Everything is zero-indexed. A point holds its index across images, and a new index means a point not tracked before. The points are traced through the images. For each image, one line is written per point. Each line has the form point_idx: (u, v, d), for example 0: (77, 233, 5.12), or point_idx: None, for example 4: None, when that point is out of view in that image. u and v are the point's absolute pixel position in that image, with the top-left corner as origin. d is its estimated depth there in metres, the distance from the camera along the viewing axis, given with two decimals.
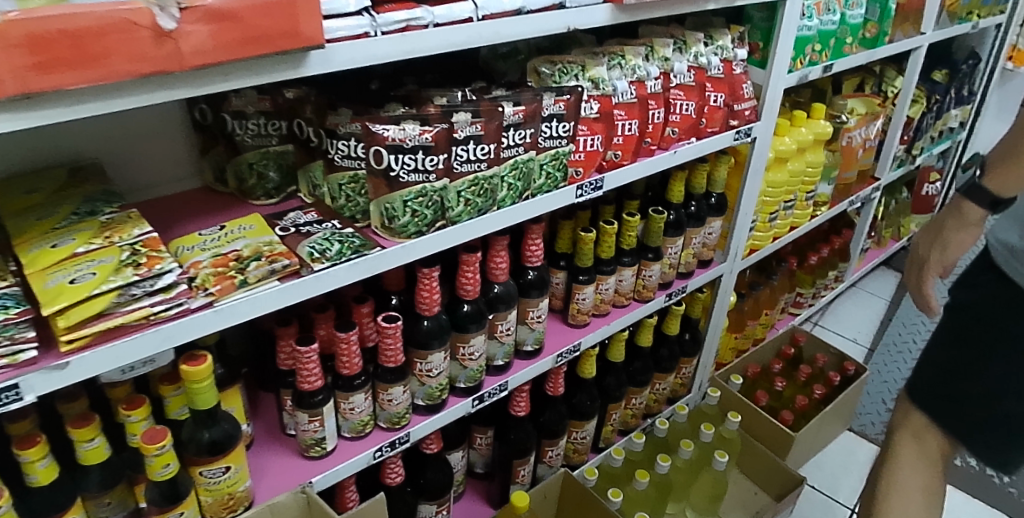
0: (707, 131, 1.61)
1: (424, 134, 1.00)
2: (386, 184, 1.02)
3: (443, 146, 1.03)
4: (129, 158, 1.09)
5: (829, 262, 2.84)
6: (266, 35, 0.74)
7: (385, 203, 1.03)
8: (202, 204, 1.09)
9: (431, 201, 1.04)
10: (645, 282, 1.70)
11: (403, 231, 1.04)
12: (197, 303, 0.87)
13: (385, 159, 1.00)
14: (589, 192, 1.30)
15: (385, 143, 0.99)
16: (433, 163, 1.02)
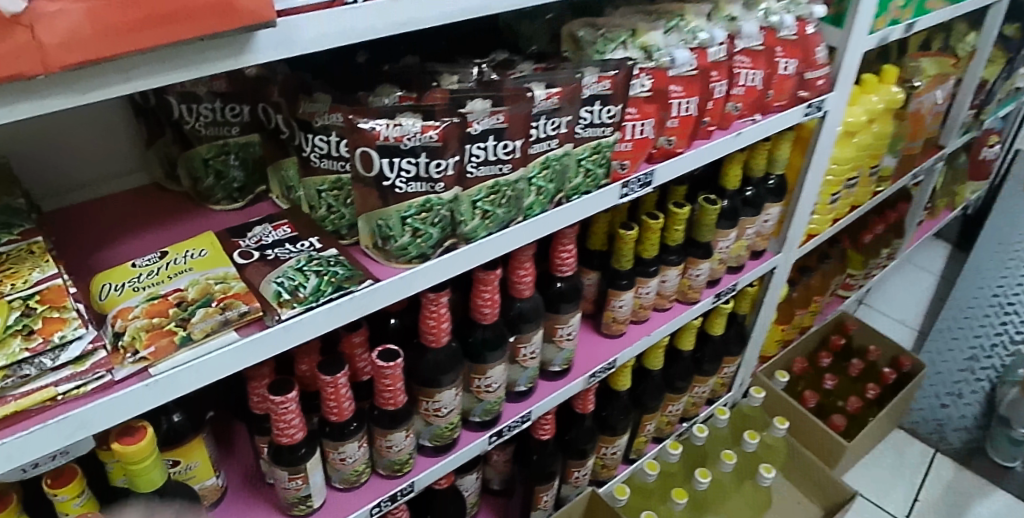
0: (773, 107, 1.35)
1: (426, 132, 0.74)
2: (378, 196, 0.77)
3: (455, 146, 0.77)
4: (52, 151, 0.85)
5: (883, 239, 2.56)
6: (184, 10, 0.47)
7: (377, 220, 0.78)
8: (144, 213, 0.85)
9: (437, 217, 0.80)
10: (691, 282, 1.46)
11: (402, 256, 0.80)
12: (124, 373, 0.64)
13: (376, 164, 0.75)
14: (637, 190, 1.05)
15: (375, 144, 0.74)
16: (441, 169, 0.77)
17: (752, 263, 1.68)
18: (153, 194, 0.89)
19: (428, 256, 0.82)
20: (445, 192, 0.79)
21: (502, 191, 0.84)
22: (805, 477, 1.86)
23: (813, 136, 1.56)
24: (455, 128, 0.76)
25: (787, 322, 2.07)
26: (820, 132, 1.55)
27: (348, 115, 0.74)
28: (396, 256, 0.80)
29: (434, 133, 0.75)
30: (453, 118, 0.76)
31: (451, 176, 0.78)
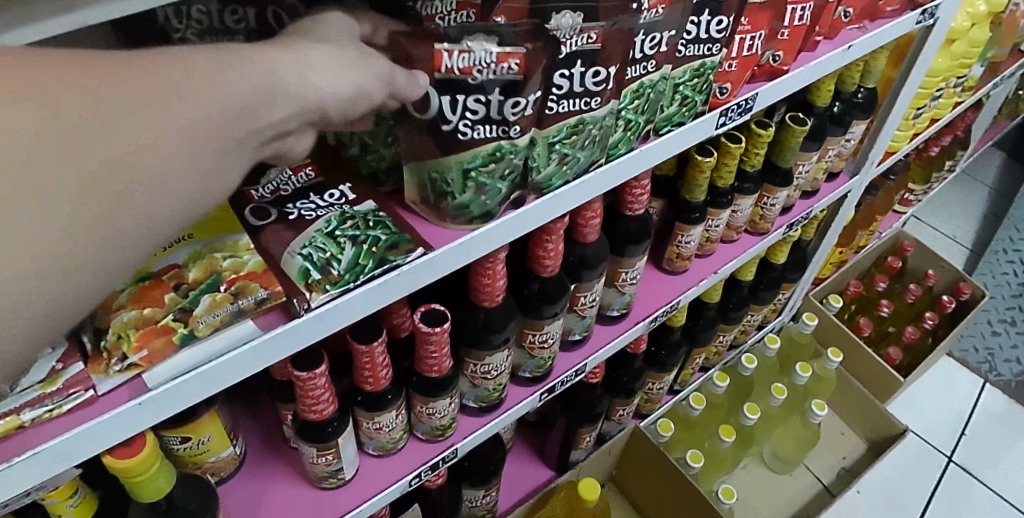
0: (884, 12, 1.12)
1: (504, 62, 0.55)
2: (434, 144, 0.59)
3: (539, 79, 0.58)
4: None
5: (948, 151, 2.34)
6: None
7: (430, 171, 0.61)
8: None
9: (508, 167, 0.62)
10: (764, 212, 1.28)
11: (461, 214, 0.64)
12: (109, 386, 0.52)
13: (434, 104, 0.56)
14: (736, 117, 0.85)
15: (435, 77, 0.55)
16: (517, 110, 0.58)
17: (827, 186, 1.50)
18: None
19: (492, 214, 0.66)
20: (520, 137, 0.61)
21: (590, 132, 0.66)
22: (854, 409, 1.75)
23: (914, 45, 1.33)
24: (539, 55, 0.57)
25: (848, 244, 1.90)
26: (925, 40, 1.32)
27: (399, 37, 0.55)
28: (451, 215, 0.64)
29: (514, 63, 0.56)
30: (538, 41, 0.57)
31: (529, 118, 0.60)
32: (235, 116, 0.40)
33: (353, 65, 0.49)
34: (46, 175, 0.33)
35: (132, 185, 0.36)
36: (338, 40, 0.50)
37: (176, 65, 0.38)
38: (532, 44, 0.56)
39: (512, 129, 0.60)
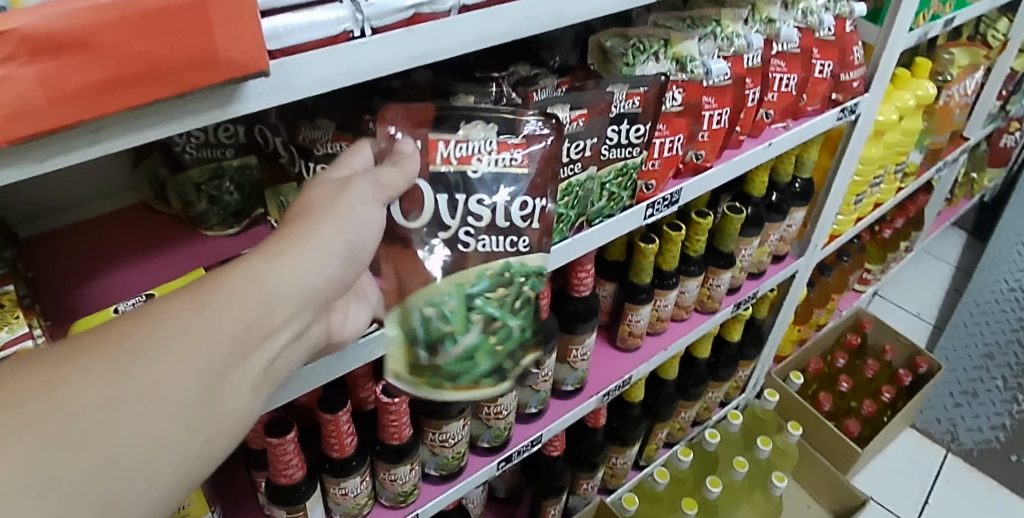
0: (806, 111, 1.27)
1: (503, 152, 0.71)
2: (433, 256, 0.69)
3: (541, 186, 0.73)
4: (48, 182, 0.82)
5: (903, 232, 2.46)
6: (152, 70, 0.41)
7: (417, 316, 0.69)
8: (134, 237, 0.82)
9: (504, 299, 0.71)
10: (712, 292, 1.39)
11: (465, 355, 0.70)
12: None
13: (436, 204, 0.70)
14: (663, 209, 0.97)
15: (431, 168, 0.70)
16: (520, 217, 0.72)
17: (774, 267, 1.61)
18: (145, 217, 0.84)
19: (498, 353, 0.72)
20: (530, 254, 0.73)
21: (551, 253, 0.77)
22: (817, 480, 1.81)
23: (843, 140, 1.48)
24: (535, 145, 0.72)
25: (804, 321, 2.02)
26: (850, 135, 1.47)
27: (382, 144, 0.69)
28: (451, 364, 0.70)
29: (513, 154, 0.71)
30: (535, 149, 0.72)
31: (535, 231, 0.73)
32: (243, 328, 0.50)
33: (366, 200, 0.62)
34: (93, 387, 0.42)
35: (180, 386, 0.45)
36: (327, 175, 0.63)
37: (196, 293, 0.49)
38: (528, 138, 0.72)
39: (519, 240, 0.72)
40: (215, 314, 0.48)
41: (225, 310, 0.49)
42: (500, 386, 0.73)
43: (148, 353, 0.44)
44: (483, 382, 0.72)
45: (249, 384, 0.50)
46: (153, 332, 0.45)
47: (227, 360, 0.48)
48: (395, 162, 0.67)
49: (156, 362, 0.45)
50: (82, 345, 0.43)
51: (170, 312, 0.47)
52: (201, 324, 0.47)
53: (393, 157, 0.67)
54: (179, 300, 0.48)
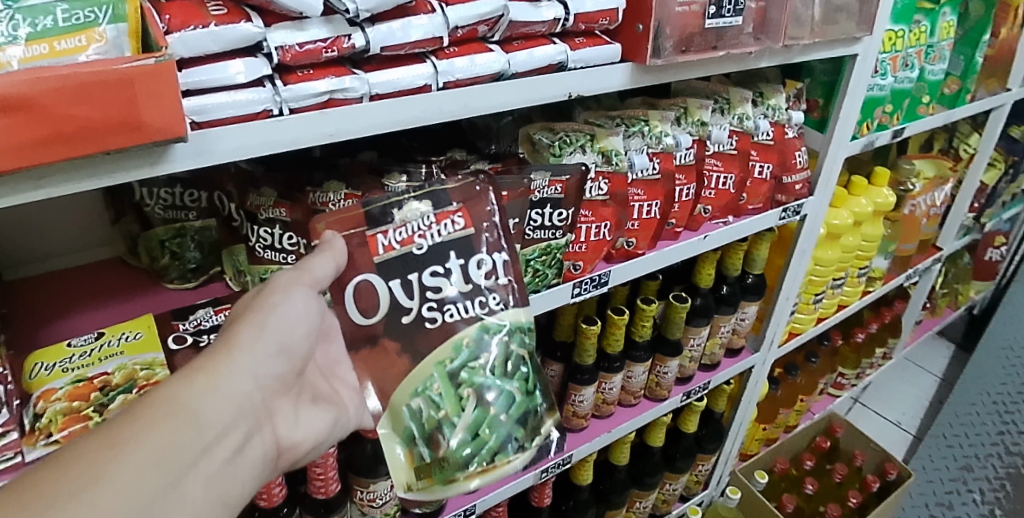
0: (747, 209, 1.35)
1: (439, 222, 0.78)
2: (399, 348, 0.77)
3: (494, 243, 0.81)
4: (32, 230, 0.92)
5: (878, 338, 2.47)
6: (83, 130, 0.51)
7: (407, 413, 0.77)
8: (105, 288, 0.90)
9: (490, 370, 0.79)
10: (660, 379, 1.44)
11: (465, 438, 0.78)
12: (33, 454, 0.69)
13: (391, 291, 0.76)
14: (590, 289, 1.05)
15: (378, 258, 0.76)
16: (479, 276, 0.79)
17: (729, 360, 1.66)
18: (118, 270, 0.93)
19: (501, 423, 0.80)
20: (505, 312, 0.81)
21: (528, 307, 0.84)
22: None
23: (793, 238, 1.56)
24: (474, 209, 0.80)
25: (770, 420, 2.04)
26: (800, 234, 1.55)
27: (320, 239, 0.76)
28: (457, 451, 0.78)
29: (455, 219, 0.79)
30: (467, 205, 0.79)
31: (502, 285, 0.81)
32: (180, 440, 0.58)
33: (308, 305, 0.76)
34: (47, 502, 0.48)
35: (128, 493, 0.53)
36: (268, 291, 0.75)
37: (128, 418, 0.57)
38: (463, 201, 0.80)
39: (488, 297, 0.80)
40: (139, 445, 0.55)
41: (151, 442, 0.56)
42: (510, 457, 0.80)
43: (93, 469, 0.51)
44: (493, 456, 0.80)
45: (194, 493, 0.59)
46: (75, 471, 0.51)
47: (172, 470, 0.57)
48: (330, 249, 0.75)
49: (104, 477, 0.52)
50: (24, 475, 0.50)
51: (89, 451, 0.53)
52: (141, 442, 0.55)
53: (328, 245, 0.75)
54: (97, 438, 0.54)
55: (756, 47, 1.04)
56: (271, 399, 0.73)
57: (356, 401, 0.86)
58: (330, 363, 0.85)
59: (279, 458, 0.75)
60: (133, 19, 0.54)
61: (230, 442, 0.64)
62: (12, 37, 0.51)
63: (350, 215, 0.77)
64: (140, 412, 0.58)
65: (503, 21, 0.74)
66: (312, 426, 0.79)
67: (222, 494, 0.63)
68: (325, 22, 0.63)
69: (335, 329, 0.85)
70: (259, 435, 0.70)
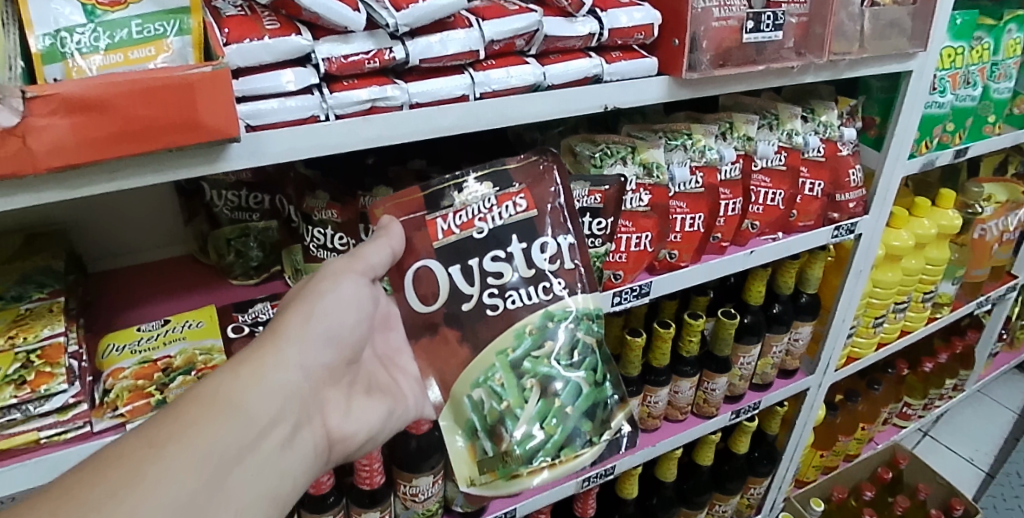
0: (798, 226, 1.34)
1: (501, 204, 0.83)
2: (460, 335, 0.83)
3: (554, 228, 0.85)
4: (115, 227, 1.02)
5: (948, 369, 2.34)
6: (149, 129, 0.57)
7: (470, 404, 0.82)
8: (177, 281, 0.98)
9: (552, 360, 0.84)
10: (707, 396, 1.42)
11: (527, 430, 0.83)
12: (102, 426, 0.74)
13: (452, 277, 0.81)
14: (632, 299, 1.07)
15: (441, 244, 0.81)
16: (539, 262, 0.84)
17: (781, 381, 1.62)
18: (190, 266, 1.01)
19: (562, 415, 0.84)
20: (570, 298, 0.85)
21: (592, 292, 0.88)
22: None
23: (848, 258, 1.53)
24: (536, 192, 0.84)
25: (828, 447, 1.97)
26: (856, 252, 1.52)
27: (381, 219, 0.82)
28: (520, 442, 0.83)
29: (515, 203, 0.82)
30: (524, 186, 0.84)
31: (561, 271, 0.85)
32: (225, 428, 0.63)
33: (356, 290, 0.80)
34: (105, 487, 0.54)
35: (180, 472, 0.58)
36: (317, 280, 0.79)
37: (178, 409, 0.62)
38: (526, 183, 0.84)
39: (550, 282, 0.84)
40: (178, 444, 0.59)
41: (189, 441, 0.60)
42: (569, 443, 0.85)
43: (146, 456, 0.57)
44: (553, 444, 0.85)
45: (247, 477, 0.63)
46: (117, 470, 0.55)
47: (222, 453, 0.61)
48: (387, 232, 0.81)
49: (155, 460, 0.57)
50: (85, 466, 0.55)
51: (133, 449, 0.57)
52: (189, 433, 0.60)
53: (386, 229, 0.81)
54: (141, 435, 0.58)
55: (799, 61, 1.05)
56: (317, 393, 0.76)
57: (414, 389, 0.89)
58: (389, 352, 0.90)
59: (328, 444, 0.77)
60: (197, 31, 0.61)
61: (271, 435, 0.67)
62: (93, 47, 0.58)
63: (411, 199, 0.82)
64: (191, 405, 0.63)
65: (538, 35, 0.78)
66: (361, 412, 0.82)
67: (266, 482, 0.66)
68: (368, 35, 0.68)
69: (394, 317, 0.90)
70: (305, 424, 0.73)
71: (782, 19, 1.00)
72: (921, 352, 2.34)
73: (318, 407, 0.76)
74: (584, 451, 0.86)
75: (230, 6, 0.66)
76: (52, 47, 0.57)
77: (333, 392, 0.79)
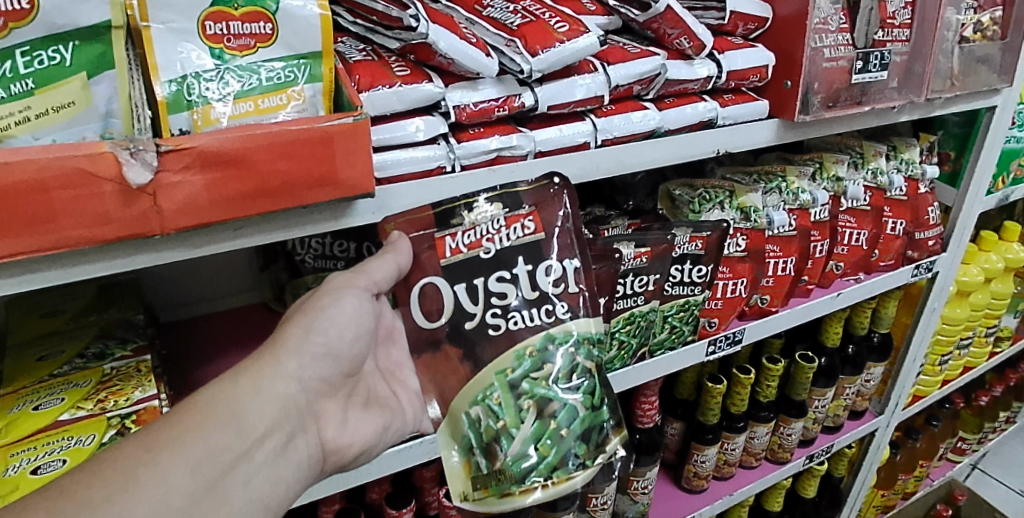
0: (879, 266, 1.28)
1: (514, 224, 0.64)
2: (461, 353, 0.65)
3: (569, 245, 0.66)
4: (185, 275, 0.98)
5: (1001, 400, 2.22)
6: (285, 185, 0.54)
7: (465, 420, 0.64)
8: (251, 330, 0.93)
9: (553, 375, 0.63)
10: (783, 441, 1.37)
11: (523, 453, 0.63)
12: None
13: (456, 296, 0.64)
14: (725, 347, 1.02)
15: (441, 262, 0.65)
16: (549, 285, 0.64)
17: (851, 423, 1.55)
18: (262, 313, 0.97)
19: (562, 438, 0.64)
20: (573, 322, 0.64)
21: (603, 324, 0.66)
22: None
23: (921, 296, 1.46)
24: (552, 208, 0.65)
25: (889, 487, 1.90)
26: (930, 291, 1.45)
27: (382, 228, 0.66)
28: (513, 466, 0.63)
29: (527, 223, 0.65)
30: (543, 202, 0.65)
31: (572, 294, 0.65)
32: (223, 440, 0.54)
33: (364, 305, 0.68)
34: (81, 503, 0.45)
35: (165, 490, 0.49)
36: (322, 291, 0.66)
37: (172, 416, 0.53)
38: (538, 203, 0.65)
39: (556, 306, 0.64)
40: (173, 451, 0.50)
41: (185, 448, 0.51)
42: (571, 476, 0.64)
43: (130, 469, 0.48)
44: (551, 476, 0.64)
45: (236, 497, 0.54)
46: (107, 477, 0.47)
47: (214, 468, 0.52)
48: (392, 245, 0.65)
49: (139, 473, 0.48)
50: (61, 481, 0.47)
51: (122, 459, 0.49)
52: (178, 442, 0.51)
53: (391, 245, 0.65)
54: (131, 444, 0.50)
55: (901, 101, 1.00)
56: (322, 404, 0.65)
57: (417, 404, 0.75)
58: (391, 366, 0.75)
59: (332, 463, 0.66)
60: (328, 78, 0.56)
61: (269, 448, 0.58)
62: (221, 96, 0.53)
63: (420, 215, 0.65)
64: (185, 412, 0.54)
65: (659, 79, 0.75)
66: (363, 431, 0.69)
67: (261, 503, 0.56)
68: (497, 82, 0.66)
69: (400, 331, 0.76)
70: (307, 440, 0.63)
71: (888, 58, 0.95)
72: (975, 387, 2.26)
73: (326, 421, 0.66)
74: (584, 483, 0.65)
75: (353, 50, 0.64)
76: (178, 95, 0.52)
77: (342, 405, 0.68)
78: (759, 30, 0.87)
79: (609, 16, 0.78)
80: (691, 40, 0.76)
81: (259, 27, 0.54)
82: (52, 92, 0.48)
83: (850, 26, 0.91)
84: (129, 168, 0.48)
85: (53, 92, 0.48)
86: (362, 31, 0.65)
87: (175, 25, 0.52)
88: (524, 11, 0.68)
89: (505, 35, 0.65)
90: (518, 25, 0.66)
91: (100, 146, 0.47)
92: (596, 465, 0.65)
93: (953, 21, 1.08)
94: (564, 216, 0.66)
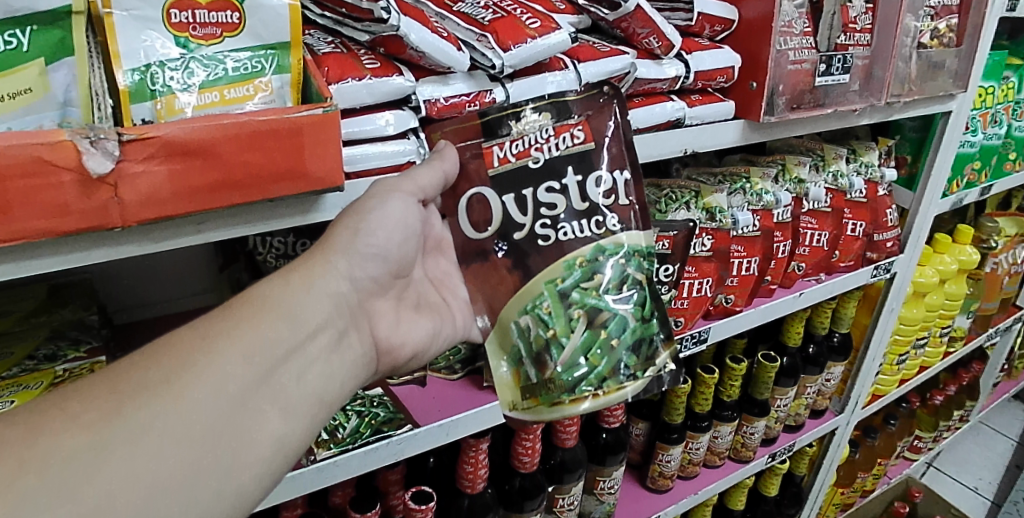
0: (839, 267, 1.30)
1: (562, 133, 0.64)
2: (512, 263, 0.64)
3: (619, 156, 0.65)
4: (136, 276, 0.95)
5: (954, 399, 2.27)
6: (254, 177, 0.53)
7: (515, 330, 0.63)
8: None
9: (604, 284, 0.62)
10: (745, 440, 1.39)
11: (576, 363, 0.62)
12: None
13: (505, 207, 0.64)
14: (691, 346, 1.03)
15: (488, 175, 0.65)
16: (598, 194, 0.64)
17: (811, 422, 1.58)
18: None
19: (613, 349, 0.62)
20: (624, 233, 0.64)
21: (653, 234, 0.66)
22: None
23: (880, 297, 1.48)
24: (602, 117, 0.65)
25: (849, 485, 1.95)
26: (888, 291, 1.47)
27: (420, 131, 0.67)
28: (564, 375, 0.62)
29: (576, 133, 0.64)
30: (590, 112, 0.65)
31: (623, 207, 0.64)
32: (277, 330, 0.54)
33: (410, 210, 0.65)
34: (137, 383, 0.46)
35: (219, 379, 0.49)
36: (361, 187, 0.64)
37: (229, 306, 0.54)
38: (587, 113, 0.65)
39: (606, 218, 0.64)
40: (229, 340, 0.51)
41: (240, 338, 0.52)
42: (623, 387, 0.63)
43: (183, 354, 0.49)
44: (603, 387, 0.62)
45: (295, 385, 0.54)
46: (163, 363, 0.48)
47: (269, 359, 0.52)
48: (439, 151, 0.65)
49: (193, 358, 0.49)
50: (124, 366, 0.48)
51: (178, 344, 0.49)
52: (231, 331, 0.52)
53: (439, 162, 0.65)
54: (188, 330, 0.51)
55: (862, 104, 1.02)
56: (373, 304, 0.66)
57: (466, 312, 0.77)
58: (440, 275, 0.76)
59: (387, 361, 0.68)
60: (296, 70, 0.56)
61: (324, 340, 0.58)
62: (186, 85, 0.52)
63: (467, 125, 0.65)
64: (242, 301, 0.54)
65: (629, 78, 0.75)
66: (414, 332, 0.71)
67: (320, 396, 0.56)
68: (468, 77, 0.67)
69: (448, 242, 0.77)
70: (360, 337, 0.63)
71: (850, 62, 0.97)
72: (929, 387, 2.31)
73: (377, 321, 0.66)
74: (636, 393, 0.64)
75: (322, 43, 0.64)
76: (141, 84, 0.51)
77: (392, 306, 0.69)
78: (725, 32, 0.88)
79: (579, 15, 0.79)
80: (660, 40, 0.77)
81: (226, 16, 0.53)
82: (7, 79, 0.46)
83: (813, 30, 0.93)
84: (90, 157, 0.46)
85: (9, 78, 0.46)
86: (330, 24, 0.65)
87: (139, 13, 0.51)
88: (496, 7, 0.68)
89: (476, 31, 0.65)
90: (490, 20, 0.66)
91: (59, 135, 0.45)
92: (646, 378, 0.64)
93: (911, 27, 1.10)
94: (613, 127, 0.65)
